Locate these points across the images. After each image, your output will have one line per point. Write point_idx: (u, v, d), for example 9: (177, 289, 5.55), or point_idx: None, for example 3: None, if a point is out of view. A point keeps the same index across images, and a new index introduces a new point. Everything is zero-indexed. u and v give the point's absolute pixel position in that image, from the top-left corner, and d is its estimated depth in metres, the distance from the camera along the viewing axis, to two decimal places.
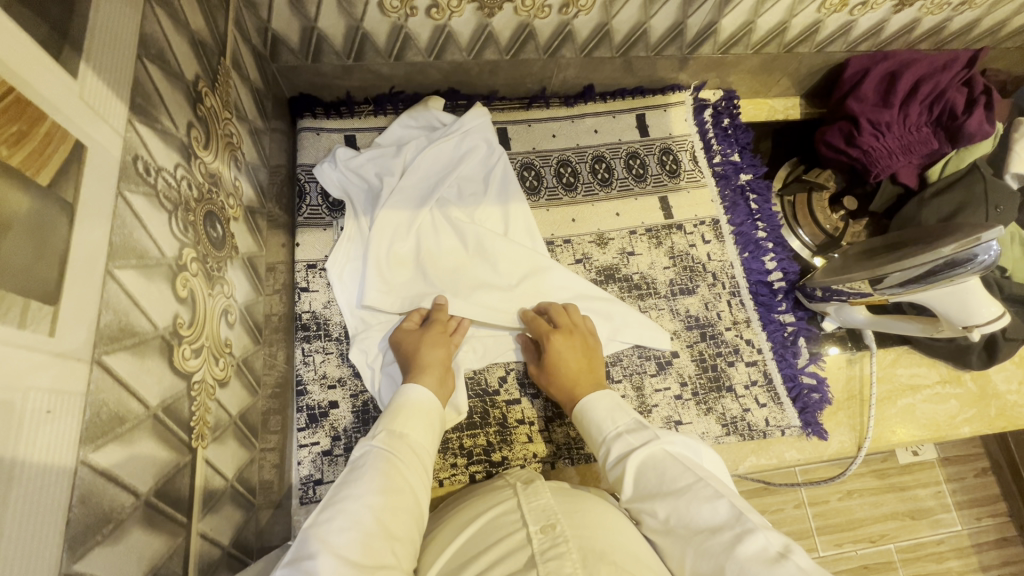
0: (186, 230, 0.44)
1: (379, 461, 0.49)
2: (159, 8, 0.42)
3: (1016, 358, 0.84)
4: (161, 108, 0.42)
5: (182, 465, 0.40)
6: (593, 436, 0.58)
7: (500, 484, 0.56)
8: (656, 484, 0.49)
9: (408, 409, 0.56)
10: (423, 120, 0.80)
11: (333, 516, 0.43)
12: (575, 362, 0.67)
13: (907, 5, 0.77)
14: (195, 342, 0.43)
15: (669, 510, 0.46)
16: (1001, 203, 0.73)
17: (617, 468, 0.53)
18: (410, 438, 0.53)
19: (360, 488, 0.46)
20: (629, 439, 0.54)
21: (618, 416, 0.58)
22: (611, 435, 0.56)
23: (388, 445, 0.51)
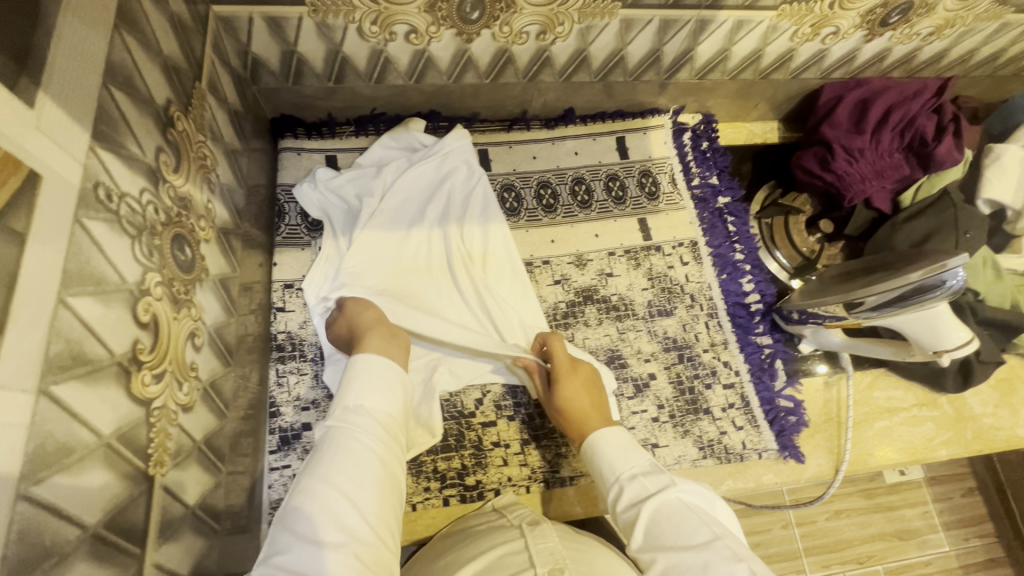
0: (151, 254, 0.44)
1: (338, 441, 0.51)
2: (129, 35, 0.43)
3: (991, 381, 0.85)
4: (127, 133, 0.42)
5: (137, 494, 0.40)
6: (605, 473, 0.58)
7: (505, 524, 0.57)
8: (671, 537, 0.49)
9: (356, 378, 0.57)
10: (403, 141, 0.80)
11: (298, 506, 0.46)
12: (581, 404, 0.65)
13: (877, 35, 0.79)
14: (156, 367, 0.43)
15: (687, 567, 0.47)
16: (970, 229, 0.75)
17: (633, 513, 0.53)
18: (365, 408, 0.55)
19: (320, 469, 0.48)
20: (645, 485, 0.54)
21: (631, 455, 0.58)
22: (625, 477, 0.56)
23: (342, 422, 0.53)
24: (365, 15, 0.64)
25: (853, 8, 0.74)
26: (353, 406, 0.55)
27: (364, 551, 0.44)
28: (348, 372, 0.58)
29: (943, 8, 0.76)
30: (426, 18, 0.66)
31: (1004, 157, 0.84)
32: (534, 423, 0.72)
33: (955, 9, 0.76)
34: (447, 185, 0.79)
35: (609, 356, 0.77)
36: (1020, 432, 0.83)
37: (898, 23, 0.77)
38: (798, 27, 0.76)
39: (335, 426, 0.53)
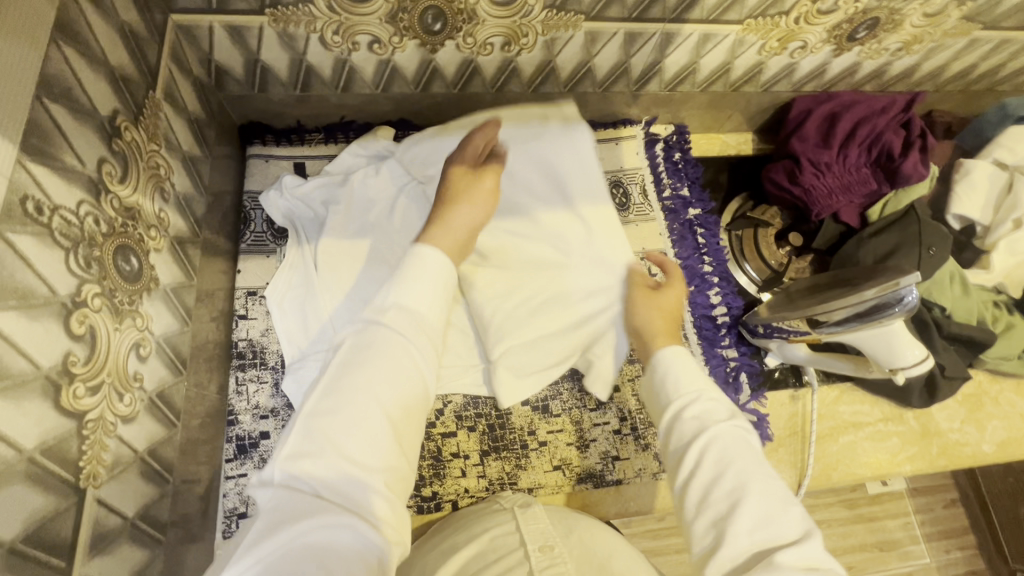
0: (90, 265, 0.44)
1: (382, 346, 0.48)
2: (69, 46, 0.43)
3: (958, 397, 0.85)
4: (64, 146, 0.42)
5: (64, 507, 0.40)
6: (678, 380, 0.55)
7: (498, 508, 0.60)
8: (731, 461, 0.47)
9: (409, 279, 0.52)
10: (371, 149, 0.80)
11: (335, 409, 0.44)
12: (654, 319, 0.63)
13: (845, 50, 0.80)
14: (91, 379, 0.43)
15: (735, 490, 0.46)
16: (933, 246, 0.74)
17: (693, 427, 0.51)
18: (415, 314, 0.51)
19: (364, 373, 0.46)
20: (715, 408, 0.52)
21: (699, 377, 0.55)
22: (698, 393, 0.53)
23: (391, 324, 0.49)
24: (326, 25, 0.64)
25: (820, 23, 0.74)
26: (400, 307, 0.51)
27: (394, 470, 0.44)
28: (403, 267, 0.53)
29: (910, 24, 0.76)
30: (388, 29, 0.66)
31: (973, 173, 0.84)
32: (493, 434, 0.72)
33: (922, 25, 0.76)
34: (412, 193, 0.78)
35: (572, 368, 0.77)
36: (986, 448, 0.83)
37: (866, 38, 0.78)
38: (766, 41, 0.76)
39: (380, 330, 0.49)
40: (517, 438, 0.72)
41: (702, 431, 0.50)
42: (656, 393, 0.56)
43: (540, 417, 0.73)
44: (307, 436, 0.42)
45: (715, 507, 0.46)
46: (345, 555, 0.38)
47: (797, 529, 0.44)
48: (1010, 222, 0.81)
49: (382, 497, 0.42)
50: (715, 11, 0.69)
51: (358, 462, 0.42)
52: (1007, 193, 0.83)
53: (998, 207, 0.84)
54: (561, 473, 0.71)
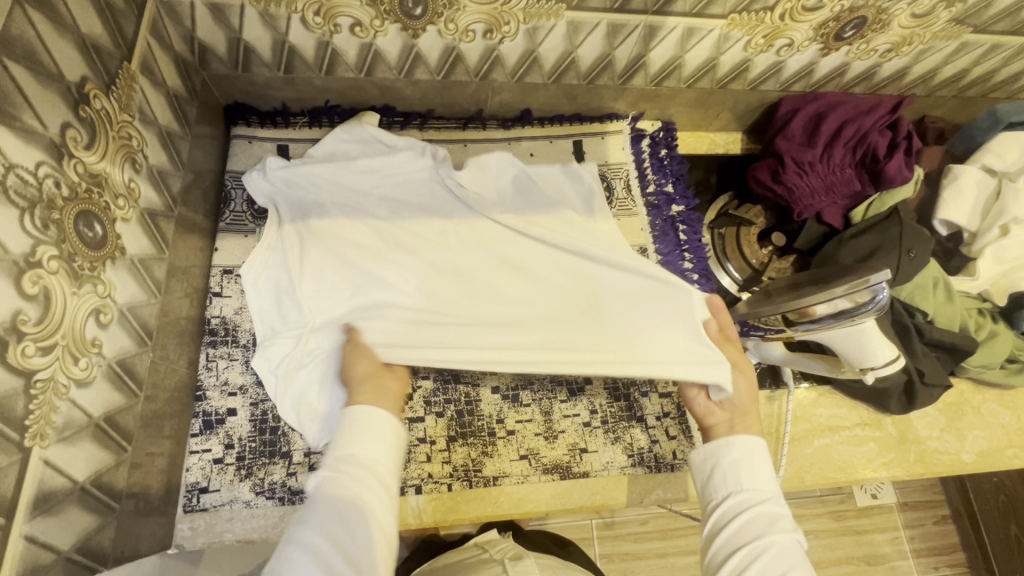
0: (48, 228, 0.44)
1: (335, 499, 0.50)
2: (34, 10, 0.43)
3: (939, 405, 0.84)
4: (24, 107, 0.42)
5: (6, 464, 0.40)
6: (748, 480, 0.56)
7: (490, 560, 0.65)
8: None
9: (357, 430, 0.55)
10: (358, 135, 0.78)
11: (291, 560, 0.46)
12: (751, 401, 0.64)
13: (832, 50, 0.79)
14: (44, 339, 0.43)
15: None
16: (914, 247, 0.75)
17: (749, 530, 0.53)
18: (359, 456, 0.53)
19: (315, 523, 0.48)
20: (779, 516, 0.54)
21: (765, 481, 0.56)
22: (762, 497, 0.55)
23: (336, 472, 0.52)
24: (307, 5, 0.65)
25: (805, 21, 0.73)
26: (349, 458, 0.53)
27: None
28: (343, 420, 0.57)
29: (898, 25, 0.75)
30: (369, 12, 0.66)
31: (961, 178, 0.83)
32: (461, 420, 0.71)
33: (910, 26, 0.75)
34: (404, 189, 0.77)
35: None
36: (965, 458, 0.81)
37: (854, 37, 0.77)
38: (751, 37, 0.75)
39: (330, 479, 0.51)
40: (486, 426, 0.72)
41: (759, 536, 0.52)
42: (713, 484, 0.58)
43: (510, 406, 0.73)
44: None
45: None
46: None
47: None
48: (996, 229, 0.81)
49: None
50: (698, 4, 0.69)
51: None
52: (994, 200, 0.83)
53: (985, 214, 0.84)
54: (528, 462, 0.71)
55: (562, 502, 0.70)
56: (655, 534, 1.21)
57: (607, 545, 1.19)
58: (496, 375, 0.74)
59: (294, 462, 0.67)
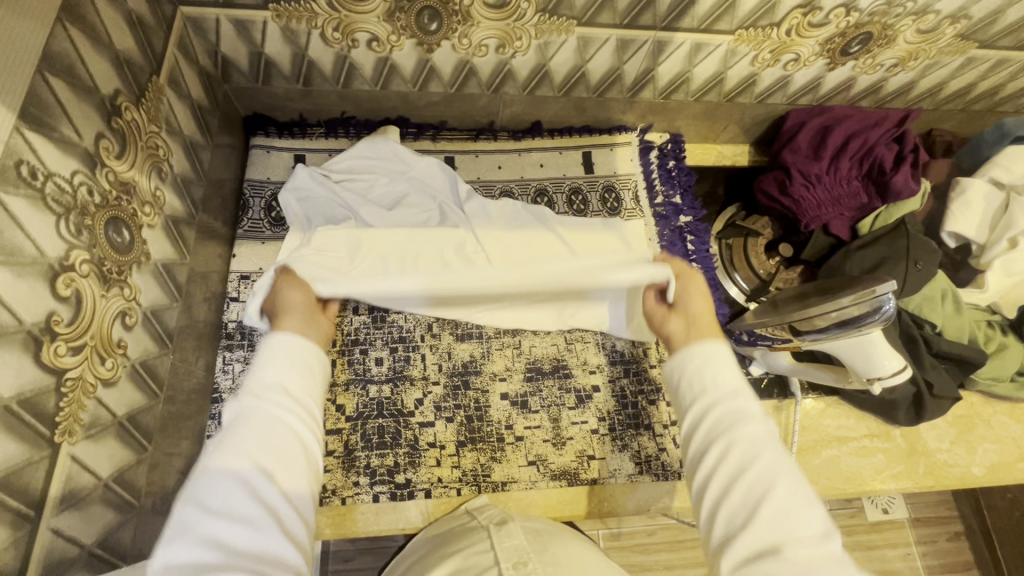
0: (80, 233, 0.46)
1: (254, 420, 0.42)
2: (75, 28, 0.46)
3: (948, 417, 0.83)
4: (63, 118, 0.44)
5: (37, 459, 0.42)
6: (714, 379, 0.48)
7: (476, 526, 0.59)
8: (766, 472, 0.42)
9: (277, 358, 0.47)
10: (380, 149, 0.76)
11: (210, 495, 0.38)
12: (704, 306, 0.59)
13: (838, 64, 0.80)
14: (74, 340, 0.45)
15: (762, 477, 0.42)
16: (921, 259, 0.75)
17: (720, 421, 0.46)
18: (283, 381, 0.45)
19: (233, 444, 0.41)
20: (747, 405, 0.46)
21: (726, 371, 0.49)
22: (730, 389, 0.47)
23: (256, 400, 0.43)
24: (327, 22, 0.67)
25: (812, 36, 0.75)
26: (267, 381, 0.45)
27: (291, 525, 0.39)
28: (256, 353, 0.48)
29: (903, 40, 0.76)
30: (386, 27, 0.69)
31: (969, 191, 0.84)
32: (470, 426, 0.72)
33: (916, 41, 0.76)
34: (418, 201, 0.76)
35: (553, 366, 0.77)
36: (976, 471, 0.80)
37: (859, 53, 0.78)
38: (758, 52, 0.77)
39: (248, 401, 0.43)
40: (495, 431, 0.73)
41: (729, 426, 0.45)
42: (681, 393, 0.50)
43: (518, 412, 0.74)
44: (177, 515, 0.37)
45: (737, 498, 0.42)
46: None
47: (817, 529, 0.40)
48: (1004, 241, 0.81)
49: (283, 556, 0.38)
50: (706, 20, 0.71)
51: (246, 525, 0.37)
52: (1003, 212, 0.82)
53: (993, 227, 0.84)
54: (536, 468, 0.72)
55: (569, 508, 0.71)
56: (662, 545, 1.20)
57: (615, 556, 1.19)
58: (505, 382, 0.75)
59: None
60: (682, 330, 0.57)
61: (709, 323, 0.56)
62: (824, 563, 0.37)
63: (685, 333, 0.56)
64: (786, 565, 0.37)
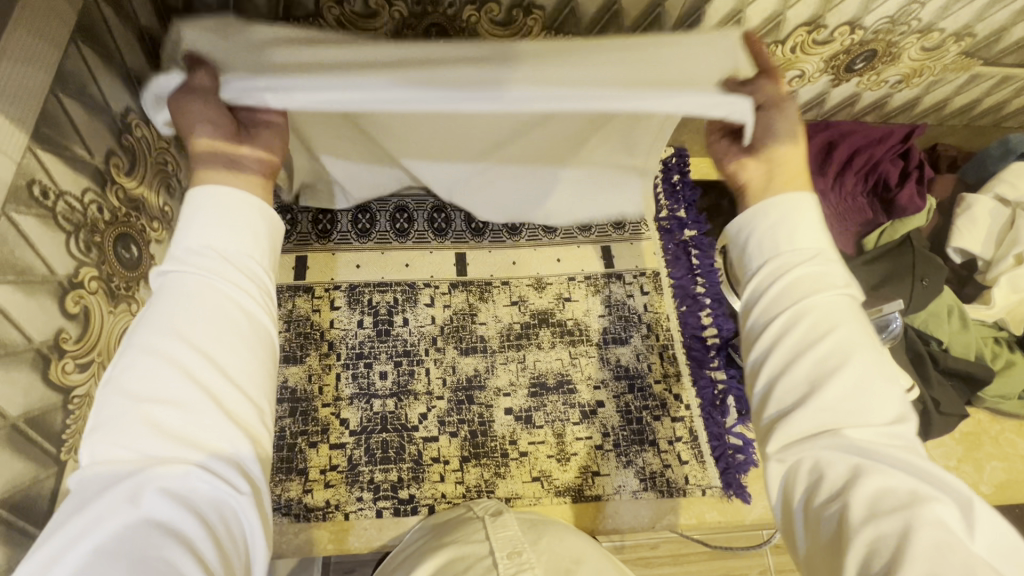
0: (90, 250, 0.46)
1: (182, 288, 0.39)
2: (88, 48, 0.46)
3: (955, 434, 0.83)
4: (75, 137, 0.45)
5: (43, 477, 0.42)
6: (792, 241, 0.46)
7: (471, 517, 0.58)
8: (836, 345, 0.41)
9: (199, 215, 0.42)
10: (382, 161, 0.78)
11: (142, 365, 0.36)
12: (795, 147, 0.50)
13: (843, 81, 0.80)
14: (82, 356, 0.45)
15: (838, 352, 0.41)
16: (927, 276, 0.75)
17: (790, 293, 0.44)
18: (216, 243, 0.41)
19: (165, 316, 0.38)
20: (828, 274, 0.45)
21: (801, 238, 0.46)
22: (808, 256, 0.45)
23: (186, 265, 0.40)
24: None
25: (816, 53, 0.75)
26: (192, 246, 0.41)
27: (234, 403, 0.37)
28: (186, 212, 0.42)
29: (907, 58, 0.77)
30: None
31: (975, 207, 0.84)
32: (475, 440, 0.72)
33: (920, 59, 0.77)
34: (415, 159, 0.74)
35: (557, 381, 0.77)
36: (985, 490, 0.80)
37: (864, 69, 0.78)
38: None
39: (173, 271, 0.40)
40: (498, 446, 0.72)
41: (804, 294, 0.44)
42: (746, 255, 0.48)
43: (523, 427, 0.74)
44: (106, 403, 0.36)
45: (800, 372, 0.41)
46: (198, 505, 0.34)
47: (891, 416, 0.40)
48: (1011, 258, 0.81)
49: (223, 440, 0.36)
50: None
51: (177, 407, 0.36)
52: (1009, 229, 0.83)
53: (999, 243, 0.84)
54: (539, 484, 0.71)
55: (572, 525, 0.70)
56: (666, 559, 1.19)
57: None
58: (510, 397, 0.75)
59: (310, 479, 0.68)
60: (761, 178, 0.50)
61: (796, 162, 0.50)
62: (890, 447, 0.39)
63: (767, 181, 0.50)
64: (845, 447, 0.39)
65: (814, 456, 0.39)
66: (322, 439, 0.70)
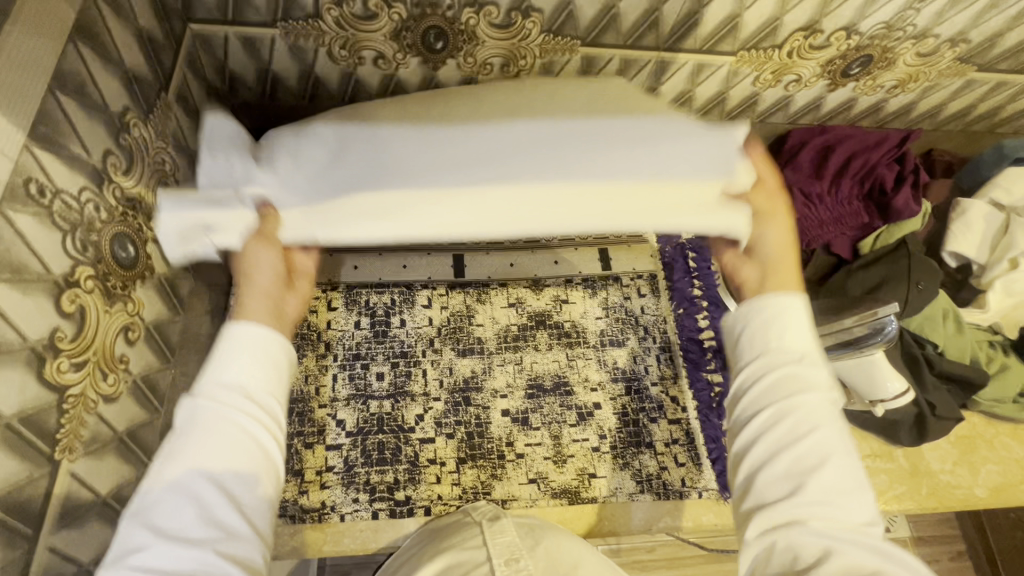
0: (86, 249, 0.46)
1: (208, 433, 0.41)
2: (86, 47, 0.46)
3: (950, 437, 0.83)
4: (72, 136, 0.45)
5: (36, 477, 0.42)
6: (780, 339, 0.49)
7: (470, 522, 0.58)
8: (814, 446, 0.45)
9: (230, 355, 0.45)
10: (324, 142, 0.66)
11: (163, 497, 0.39)
12: (788, 258, 0.55)
13: (839, 85, 0.81)
14: (78, 356, 0.45)
15: (814, 452, 0.45)
16: (922, 280, 0.75)
17: (780, 393, 0.48)
18: (235, 376, 0.44)
19: (191, 448, 0.41)
20: (817, 376, 0.48)
21: (791, 339, 0.49)
22: (805, 356, 0.48)
23: (210, 397, 0.43)
24: (334, 40, 0.68)
25: (813, 58, 0.75)
26: (220, 384, 0.44)
27: (243, 545, 0.39)
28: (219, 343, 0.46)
29: (903, 63, 0.77)
30: (392, 46, 0.69)
31: (969, 212, 0.84)
32: (471, 442, 0.72)
33: (916, 64, 0.77)
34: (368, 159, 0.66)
35: (554, 383, 0.77)
36: (979, 493, 0.80)
37: (860, 74, 0.79)
38: (760, 73, 0.78)
39: (203, 408, 0.42)
40: (495, 448, 0.72)
41: (789, 392, 0.47)
42: (739, 347, 0.51)
43: (519, 429, 0.74)
44: (128, 535, 0.38)
45: (779, 474, 0.45)
46: None
47: (861, 517, 0.44)
48: (1005, 261, 0.81)
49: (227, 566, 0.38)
50: (708, 41, 0.72)
51: (201, 546, 0.38)
52: (1003, 234, 0.83)
53: (993, 248, 0.84)
54: (536, 486, 0.71)
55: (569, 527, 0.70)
56: (662, 562, 1.19)
57: None
58: (506, 399, 0.75)
59: (306, 481, 0.68)
60: (757, 280, 0.54)
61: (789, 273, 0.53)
62: (855, 539, 0.42)
63: (761, 284, 0.54)
64: (816, 532, 0.42)
65: (789, 540, 0.42)
66: (318, 441, 0.70)
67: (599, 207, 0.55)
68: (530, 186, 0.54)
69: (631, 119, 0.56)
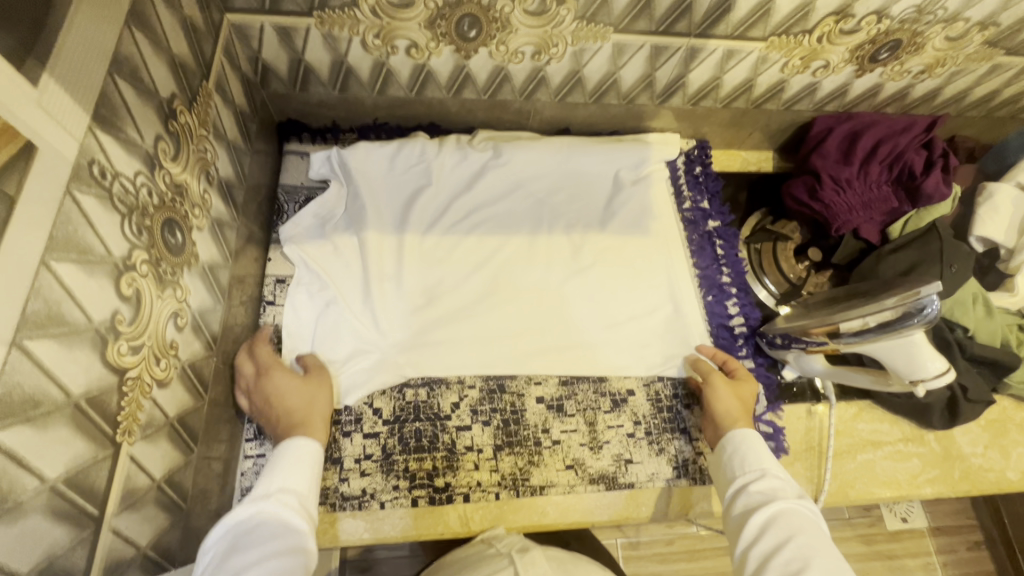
0: (140, 233, 0.46)
1: (273, 524, 0.52)
2: (139, 32, 0.46)
3: (981, 421, 0.83)
4: (127, 119, 0.45)
5: (101, 458, 0.42)
6: (742, 463, 0.64)
7: (494, 553, 0.64)
8: (802, 545, 0.54)
9: (284, 465, 0.58)
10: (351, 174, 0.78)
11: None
12: (734, 403, 0.70)
13: (867, 71, 0.81)
14: (135, 339, 0.46)
15: (797, 553, 0.54)
16: (955, 263, 0.76)
17: (755, 506, 0.60)
18: (294, 491, 0.56)
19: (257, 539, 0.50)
20: (784, 485, 0.61)
21: (752, 456, 0.64)
22: (766, 470, 0.63)
23: (275, 501, 0.54)
24: (368, 29, 0.68)
25: (842, 43, 0.76)
26: (280, 491, 0.56)
27: None
28: (278, 455, 0.59)
29: (932, 47, 0.77)
30: (425, 34, 0.69)
31: (997, 196, 0.84)
32: (507, 429, 0.72)
33: (944, 48, 0.77)
34: (397, 197, 0.81)
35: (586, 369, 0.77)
36: (1011, 476, 0.80)
37: (888, 59, 0.79)
38: (788, 59, 0.78)
39: (269, 509, 0.53)
40: (531, 435, 0.72)
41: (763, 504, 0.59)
42: (725, 468, 0.66)
43: (555, 416, 0.74)
44: None
45: None
46: None
47: None
48: None
49: None
50: (739, 27, 0.72)
51: None
52: None
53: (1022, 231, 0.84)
54: (574, 472, 0.71)
55: (606, 512, 0.71)
56: (682, 555, 1.19)
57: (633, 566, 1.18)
58: (541, 386, 0.75)
59: (345, 469, 0.68)
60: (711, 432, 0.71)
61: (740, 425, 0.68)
62: None
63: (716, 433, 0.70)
64: None
65: None
66: (355, 429, 0.70)
67: (582, 238, 0.84)
68: (530, 274, 0.81)
69: (599, 151, 0.86)
